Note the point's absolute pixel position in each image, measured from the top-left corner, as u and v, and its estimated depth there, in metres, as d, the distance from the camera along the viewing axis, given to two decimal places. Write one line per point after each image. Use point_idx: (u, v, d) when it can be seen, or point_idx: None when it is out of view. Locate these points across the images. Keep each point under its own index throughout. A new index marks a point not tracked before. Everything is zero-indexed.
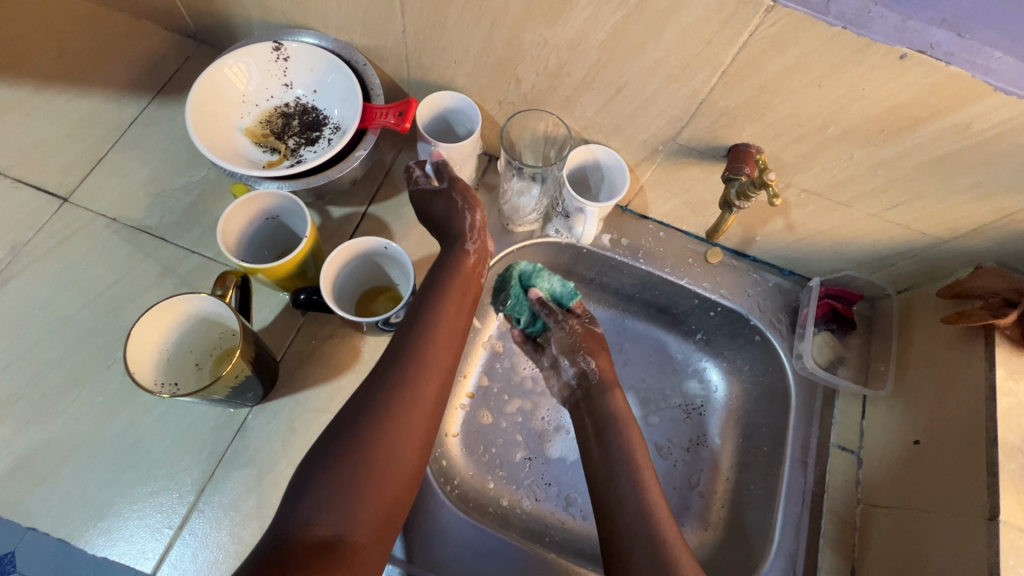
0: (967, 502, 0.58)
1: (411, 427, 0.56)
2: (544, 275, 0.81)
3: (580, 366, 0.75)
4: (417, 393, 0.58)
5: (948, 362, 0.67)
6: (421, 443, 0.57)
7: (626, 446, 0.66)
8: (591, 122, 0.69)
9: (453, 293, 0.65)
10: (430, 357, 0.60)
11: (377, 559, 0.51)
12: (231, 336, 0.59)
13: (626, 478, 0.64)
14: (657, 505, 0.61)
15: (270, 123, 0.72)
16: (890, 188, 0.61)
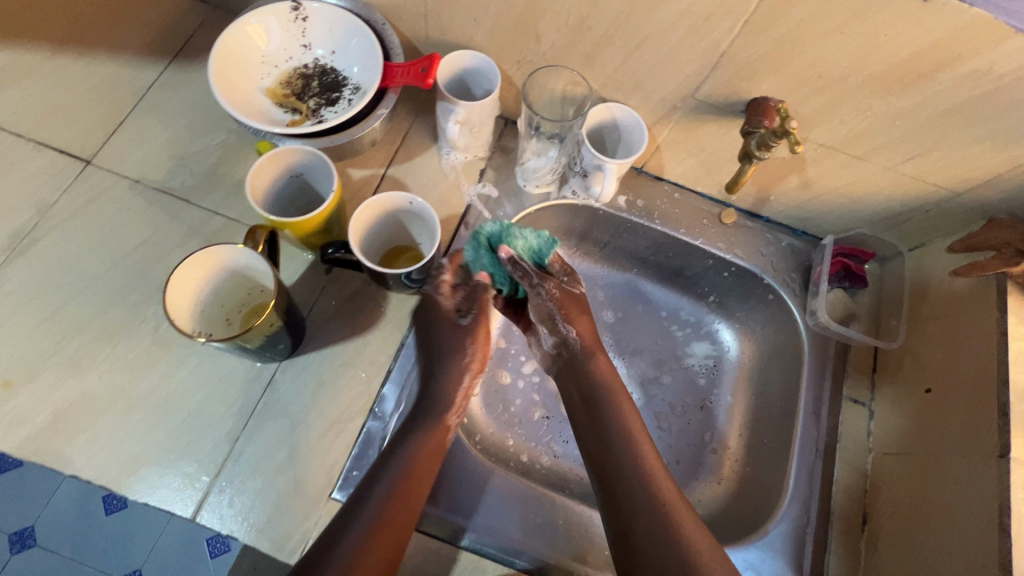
0: (976, 442, 0.61)
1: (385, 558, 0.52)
2: (517, 231, 0.65)
3: (560, 335, 0.68)
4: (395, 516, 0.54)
5: (960, 313, 0.69)
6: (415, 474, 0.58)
7: (618, 415, 0.64)
8: (611, 80, 0.69)
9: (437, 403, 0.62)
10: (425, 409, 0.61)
11: None
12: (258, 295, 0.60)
13: (622, 446, 0.62)
14: (658, 473, 0.60)
15: (290, 84, 0.73)
16: (907, 140, 0.62)
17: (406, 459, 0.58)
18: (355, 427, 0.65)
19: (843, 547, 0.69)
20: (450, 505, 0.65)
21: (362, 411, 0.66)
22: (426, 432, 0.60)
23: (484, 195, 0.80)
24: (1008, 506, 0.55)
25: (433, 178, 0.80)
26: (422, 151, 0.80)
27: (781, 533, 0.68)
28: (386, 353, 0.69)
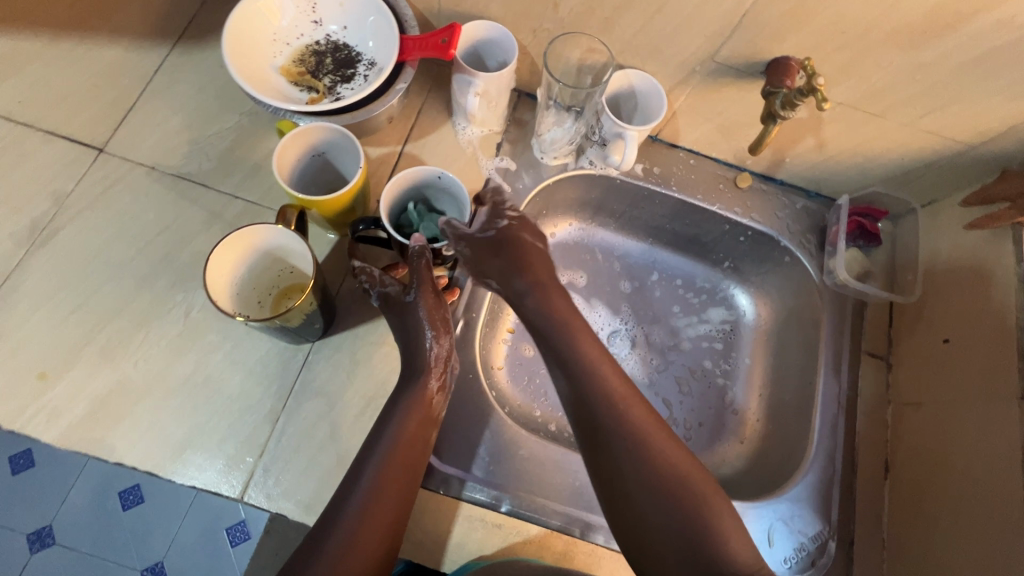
0: (1000, 387, 0.63)
1: (376, 536, 0.55)
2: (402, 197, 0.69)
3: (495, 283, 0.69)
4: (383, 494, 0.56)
5: (976, 266, 0.70)
6: (404, 460, 0.58)
7: (572, 345, 0.66)
8: (629, 45, 0.69)
9: (415, 379, 0.62)
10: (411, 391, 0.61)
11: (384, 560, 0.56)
12: (287, 276, 0.61)
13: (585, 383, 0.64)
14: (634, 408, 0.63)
15: (303, 62, 0.71)
16: (926, 94, 0.63)
17: (390, 441, 0.59)
18: None
19: (868, 493, 0.72)
20: (490, 475, 0.66)
21: None
22: (405, 410, 0.60)
23: (503, 169, 0.80)
24: None
25: (451, 153, 0.79)
26: (437, 127, 0.80)
27: (810, 483, 0.71)
28: None
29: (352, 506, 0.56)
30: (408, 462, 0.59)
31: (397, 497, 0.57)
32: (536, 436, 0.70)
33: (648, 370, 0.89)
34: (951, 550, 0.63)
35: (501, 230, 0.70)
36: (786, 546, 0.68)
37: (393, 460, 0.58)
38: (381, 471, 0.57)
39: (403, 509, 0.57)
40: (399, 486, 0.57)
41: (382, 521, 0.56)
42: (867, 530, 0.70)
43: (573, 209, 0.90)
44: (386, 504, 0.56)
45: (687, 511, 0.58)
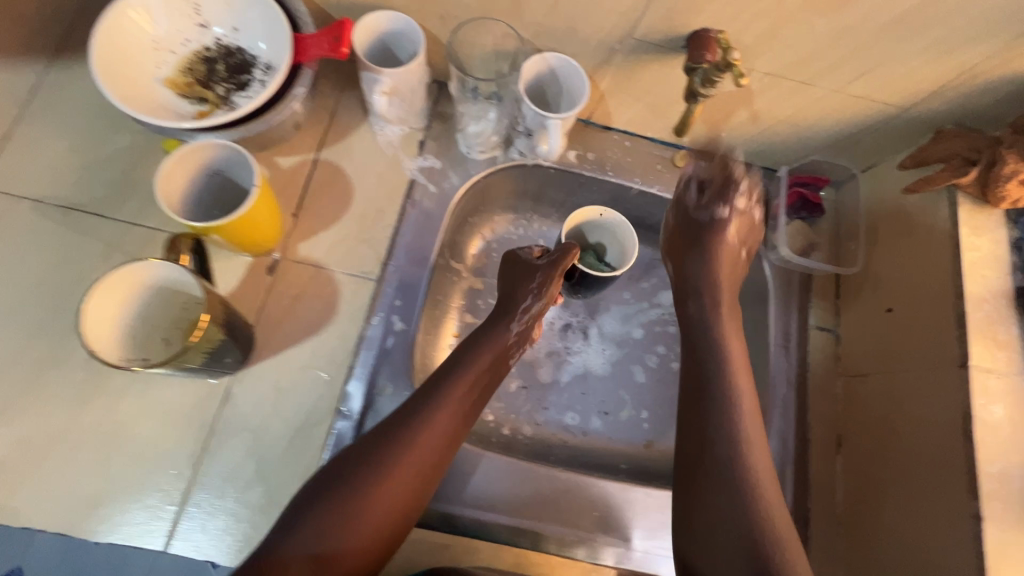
0: (940, 355, 0.61)
1: (387, 503, 0.56)
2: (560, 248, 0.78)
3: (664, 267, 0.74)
4: (406, 463, 0.57)
5: (914, 231, 0.69)
6: (448, 437, 0.60)
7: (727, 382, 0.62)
8: (542, 27, 0.64)
9: (473, 360, 0.65)
10: (465, 374, 0.64)
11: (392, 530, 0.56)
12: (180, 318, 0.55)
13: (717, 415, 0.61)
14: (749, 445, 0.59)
15: (193, 70, 0.65)
16: (851, 59, 0.60)
17: (437, 411, 0.60)
18: (323, 430, 0.63)
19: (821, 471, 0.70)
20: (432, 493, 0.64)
21: (329, 413, 0.63)
22: (453, 381, 0.63)
23: (427, 168, 0.75)
24: (973, 413, 0.56)
25: (371, 156, 0.74)
26: (354, 129, 0.75)
27: None
28: (345, 350, 0.66)
29: (378, 468, 0.56)
30: (449, 438, 0.60)
31: (418, 468, 0.58)
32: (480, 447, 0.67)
33: (602, 362, 0.88)
34: (904, 523, 0.61)
35: (717, 218, 0.70)
36: None
37: (429, 436, 0.59)
38: (423, 438, 0.58)
39: (421, 479, 0.58)
40: (421, 459, 0.58)
41: (398, 489, 0.56)
42: (824, 511, 0.68)
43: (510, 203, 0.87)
44: (404, 475, 0.57)
45: (771, 528, 0.54)
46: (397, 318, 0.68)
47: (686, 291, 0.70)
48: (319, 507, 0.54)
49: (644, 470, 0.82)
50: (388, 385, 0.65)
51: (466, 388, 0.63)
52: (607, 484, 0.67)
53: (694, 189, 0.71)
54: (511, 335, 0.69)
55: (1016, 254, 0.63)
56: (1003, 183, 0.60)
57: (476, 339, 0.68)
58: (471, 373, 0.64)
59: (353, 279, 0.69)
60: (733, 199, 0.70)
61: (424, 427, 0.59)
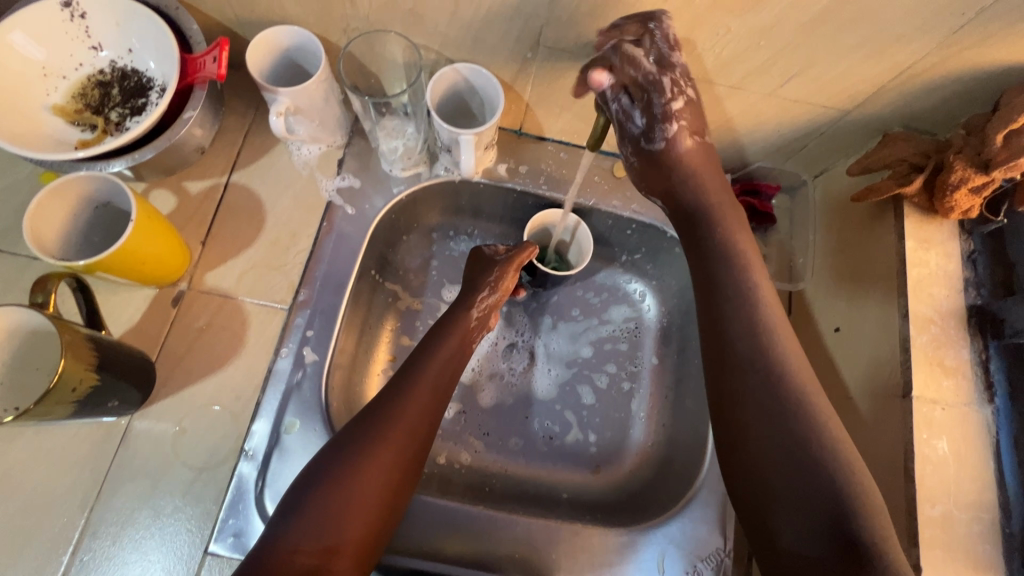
0: (885, 383, 0.56)
1: (364, 509, 0.53)
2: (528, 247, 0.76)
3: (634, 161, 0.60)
4: (376, 467, 0.54)
5: (863, 242, 0.63)
6: (427, 417, 0.59)
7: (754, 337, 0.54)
8: (448, 37, 0.60)
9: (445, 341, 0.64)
10: (438, 357, 0.62)
11: (379, 518, 0.54)
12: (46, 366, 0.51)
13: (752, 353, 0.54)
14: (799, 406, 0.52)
15: (86, 96, 0.62)
16: (777, 60, 0.55)
17: (410, 395, 0.59)
18: (226, 471, 0.60)
19: None
20: None
21: (232, 453, 0.60)
22: (427, 362, 0.62)
23: (345, 189, 0.71)
24: (914, 450, 0.51)
25: (285, 177, 0.71)
26: (268, 149, 0.71)
27: (703, 500, 0.66)
28: (252, 385, 0.63)
29: (356, 450, 0.55)
30: (428, 419, 0.59)
31: (389, 471, 0.55)
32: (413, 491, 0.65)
33: (547, 383, 0.81)
34: None
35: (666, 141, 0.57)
36: (675, 571, 0.63)
37: (410, 418, 0.57)
38: (401, 421, 0.57)
39: (392, 481, 0.55)
40: (392, 460, 0.55)
41: (373, 495, 0.53)
42: None
43: (447, 220, 0.82)
44: (377, 477, 0.54)
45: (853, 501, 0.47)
46: (309, 350, 0.65)
47: (688, 213, 0.60)
48: (295, 519, 0.51)
49: (586, 501, 0.75)
50: (296, 421, 0.62)
51: (430, 384, 0.60)
52: (530, 521, 0.65)
53: (627, 110, 0.55)
54: (473, 324, 0.67)
55: (969, 268, 0.57)
56: (949, 193, 0.55)
57: (449, 322, 0.66)
58: (433, 369, 0.62)
59: (263, 308, 0.66)
60: (670, 98, 0.54)
61: (401, 409, 0.58)
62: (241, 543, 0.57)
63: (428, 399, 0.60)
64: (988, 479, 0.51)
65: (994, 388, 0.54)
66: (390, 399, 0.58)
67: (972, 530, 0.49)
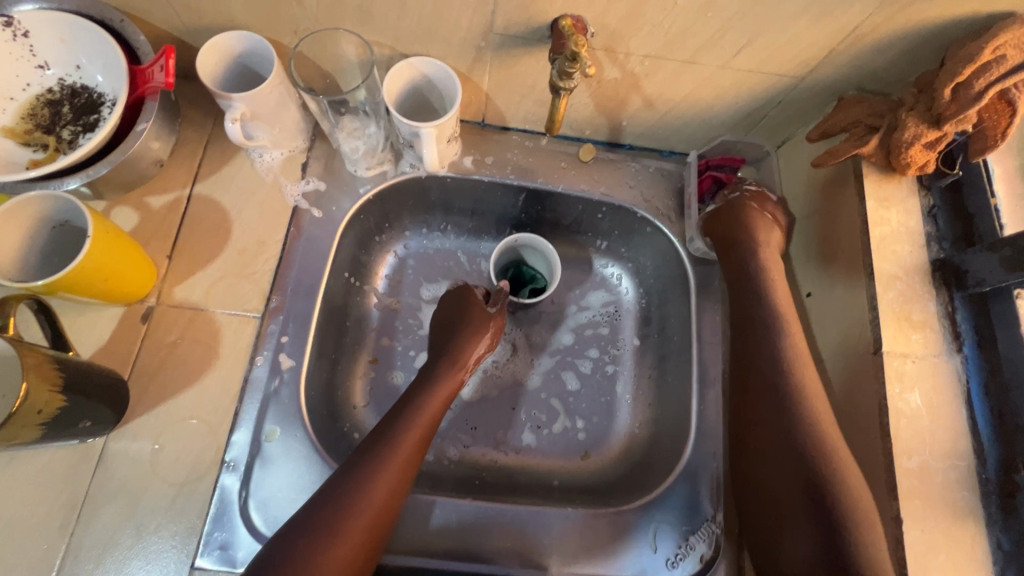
0: (856, 342, 0.56)
1: (365, 524, 0.54)
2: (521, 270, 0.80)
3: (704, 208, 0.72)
4: (384, 481, 0.56)
5: (828, 206, 0.64)
6: (392, 497, 0.56)
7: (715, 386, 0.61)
8: (400, 31, 0.60)
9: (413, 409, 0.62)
10: (408, 429, 0.60)
11: None
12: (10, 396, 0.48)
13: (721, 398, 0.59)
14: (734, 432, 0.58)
15: (35, 116, 0.61)
16: (727, 31, 0.55)
17: (376, 476, 0.56)
18: (208, 485, 0.59)
19: None
20: None
21: (213, 466, 0.60)
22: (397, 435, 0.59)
23: (311, 193, 0.71)
24: (887, 404, 0.51)
25: (249, 185, 0.70)
26: (229, 157, 0.70)
27: (691, 474, 0.67)
28: (229, 396, 0.62)
29: (311, 538, 0.52)
30: (393, 498, 0.56)
31: (395, 485, 0.56)
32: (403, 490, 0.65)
33: (530, 373, 0.81)
34: None
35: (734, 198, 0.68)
36: (666, 545, 0.64)
37: (374, 498, 0.55)
38: (365, 504, 0.54)
39: (396, 495, 0.56)
40: (398, 477, 0.57)
41: (376, 508, 0.55)
42: None
43: (417, 218, 0.81)
44: (379, 493, 0.55)
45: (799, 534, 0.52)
46: (285, 356, 0.65)
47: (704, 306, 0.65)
48: (298, 535, 0.52)
49: (578, 487, 0.74)
50: (276, 429, 0.62)
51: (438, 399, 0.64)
52: (522, 509, 0.64)
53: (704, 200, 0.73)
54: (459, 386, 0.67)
55: (930, 223, 0.58)
56: (905, 149, 0.56)
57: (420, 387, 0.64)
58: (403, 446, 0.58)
59: (235, 318, 0.65)
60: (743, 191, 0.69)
61: (366, 490, 0.55)
62: (229, 556, 0.57)
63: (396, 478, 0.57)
64: (961, 427, 0.52)
65: (961, 338, 0.54)
66: (402, 414, 0.61)
67: (949, 478, 0.50)
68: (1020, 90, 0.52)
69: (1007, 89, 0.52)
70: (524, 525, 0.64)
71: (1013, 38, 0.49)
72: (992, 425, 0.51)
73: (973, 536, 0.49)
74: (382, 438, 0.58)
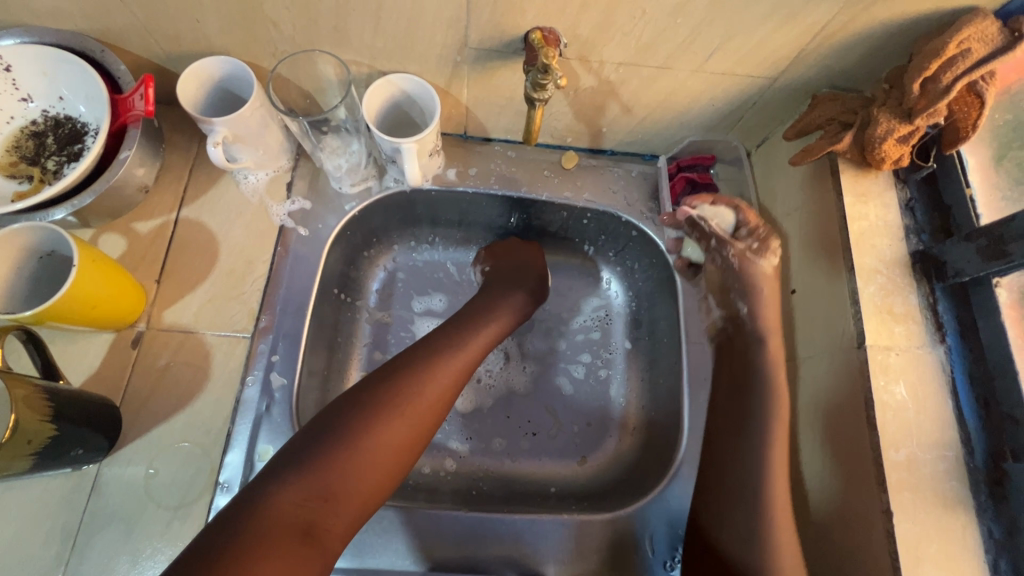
0: (840, 338, 0.56)
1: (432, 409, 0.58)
2: None
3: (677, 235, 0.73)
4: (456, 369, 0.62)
5: (807, 203, 0.64)
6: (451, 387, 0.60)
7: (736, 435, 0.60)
8: (377, 50, 0.61)
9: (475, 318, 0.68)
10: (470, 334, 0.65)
11: (384, 477, 0.54)
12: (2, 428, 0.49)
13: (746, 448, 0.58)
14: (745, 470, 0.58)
15: (21, 148, 0.62)
16: (698, 36, 0.56)
17: (440, 362, 0.60)
18: (203, 507, 0.59)
19: None
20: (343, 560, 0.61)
21: (207, 488, 0.60)
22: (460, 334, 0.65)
23: (297, 212, 0.72)
24: (873, 397, 0.52)
25: (235, 207, 0.71)
26: (214, 180, 0.71)
27: (686, 475, 0.66)
28: (222, 418, 0.63)
29: (374, 407, 0.55)
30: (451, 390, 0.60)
31: (454, 379, 0.61)
32: (398, 504, 0.65)
33: (523, 380, 0.81)
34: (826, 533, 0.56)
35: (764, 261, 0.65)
36: (663, 547, 0.64)
37: (438, 381, 0.59)
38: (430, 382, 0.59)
39: (458, 387, 0.61)
40: (461, 369, 0.61)
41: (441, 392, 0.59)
42: None
43: (405, 232, 0.82)
44: (437, 387, 0.59)
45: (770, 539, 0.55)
46: (276, 375, 0.65)
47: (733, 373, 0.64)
48: (361, 403, 0.55)
49: (575, 492, 0.75)
50: (269, 448, 0.63)
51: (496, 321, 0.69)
52: (519, 518, 0.64)
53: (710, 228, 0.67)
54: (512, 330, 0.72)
55: (909, 215, 0.59)
56: (878, 145, 0.57)
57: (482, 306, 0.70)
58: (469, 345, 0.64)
59: (225, 339, 0.65)
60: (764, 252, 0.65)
61: (431, 371, 0.59)
62: None
63: (459, 368, 0.61)
64: (948, 417, 0.52)
65: (944, 329, 0.55)
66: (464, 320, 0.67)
67: (938, 469, 0.50)
68: (988, 81, 0.52)
69: (974, 82, 0.52)
70: (524, 534, 0.64)
71: (976, 32, 0.49)
72: (978, 415, 0.52)
73: (964, 525, 0.49)
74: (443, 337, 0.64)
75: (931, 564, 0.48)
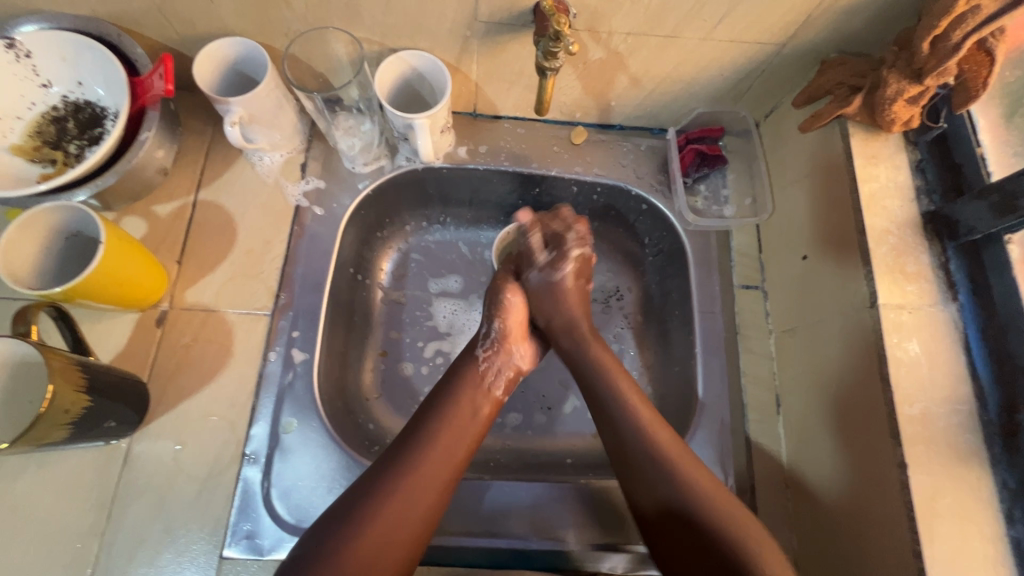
0: (851, 298, 0.57)
1: (405, 530, 0.52)
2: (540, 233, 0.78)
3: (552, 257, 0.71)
4: (423, 480, 0.54)
5: (817, 168, 0.65)
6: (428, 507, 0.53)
7: (616, 401, 0.61)
8: (387, 26, 0.61)
9: (445, 413, 0.59)
10: (436, 441, 0.57)
11: None
12: (39, 400, 0.50)
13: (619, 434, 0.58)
14: (658, 438, 0.57)
15: (43, 133, 0.64)
16: (705, 3, 0.56)
17: (405, 479, 0.54)
18: (230, 478, 0.61)
19: (764, 436, 0.66)
20: None
21: (234, 459, 0.62)
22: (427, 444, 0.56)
23: (311, 191, 0.73)
24: (886, 353, 0.53)
25: (250, 188, 0.72)
26: (229, 162, 0.72)
27: (700, 442, 0.66)
28: (246, 392, 0.64)
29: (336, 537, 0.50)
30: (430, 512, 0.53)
31: (433, 501, 0.54)
32: None
33: None
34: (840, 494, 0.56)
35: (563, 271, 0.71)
36: None
37: (414, 501, 0.53)
38: (400, 505, 0.52)
39: (434, 512, 0.54)
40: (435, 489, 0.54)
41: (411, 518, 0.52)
42: (767, 466, 0.65)
43: (416, 211, 0.82)
44: (411, 510, 0.52)
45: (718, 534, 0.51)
46: (297, 350, 0.67)
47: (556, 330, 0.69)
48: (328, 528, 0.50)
49: (590, 462, 0.75)
50: (293, 420, 0.64)
51: (466, 413, 0.60)
52: (534, 485, 0.66)
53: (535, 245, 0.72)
54: (482, 371, 0.64)
55: (919, 176, 0.60)
56: (888, 106, 0.57)
57: (448, 389, 0.62)
58: (438, 450, 0.56)
59: (246, 316, 0.67)
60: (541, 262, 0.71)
61: (399, 494, 0.53)
62: (256, 544, 0.59)
63: (432, 489, 0.54)
64: (961, 373, 0.53)
65: (956, 287, 0.56)
66: (427, 417, 0.59)
67: (952, 422, 0.51)
68: (998, 38, 0.52)
69: (984, 39, 0.52)
70: (538, 502, 0.65)
71: None
72: (992, 369, 0.52)
73: (978, 475, 0.50)
74: (410, 449, 0.56)
75: (946, 513, 0.49)
